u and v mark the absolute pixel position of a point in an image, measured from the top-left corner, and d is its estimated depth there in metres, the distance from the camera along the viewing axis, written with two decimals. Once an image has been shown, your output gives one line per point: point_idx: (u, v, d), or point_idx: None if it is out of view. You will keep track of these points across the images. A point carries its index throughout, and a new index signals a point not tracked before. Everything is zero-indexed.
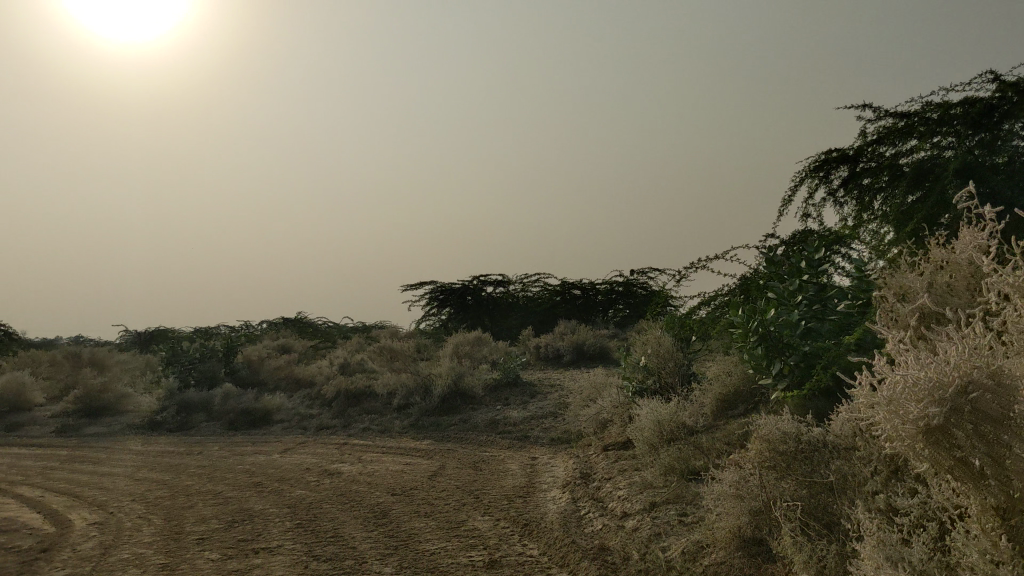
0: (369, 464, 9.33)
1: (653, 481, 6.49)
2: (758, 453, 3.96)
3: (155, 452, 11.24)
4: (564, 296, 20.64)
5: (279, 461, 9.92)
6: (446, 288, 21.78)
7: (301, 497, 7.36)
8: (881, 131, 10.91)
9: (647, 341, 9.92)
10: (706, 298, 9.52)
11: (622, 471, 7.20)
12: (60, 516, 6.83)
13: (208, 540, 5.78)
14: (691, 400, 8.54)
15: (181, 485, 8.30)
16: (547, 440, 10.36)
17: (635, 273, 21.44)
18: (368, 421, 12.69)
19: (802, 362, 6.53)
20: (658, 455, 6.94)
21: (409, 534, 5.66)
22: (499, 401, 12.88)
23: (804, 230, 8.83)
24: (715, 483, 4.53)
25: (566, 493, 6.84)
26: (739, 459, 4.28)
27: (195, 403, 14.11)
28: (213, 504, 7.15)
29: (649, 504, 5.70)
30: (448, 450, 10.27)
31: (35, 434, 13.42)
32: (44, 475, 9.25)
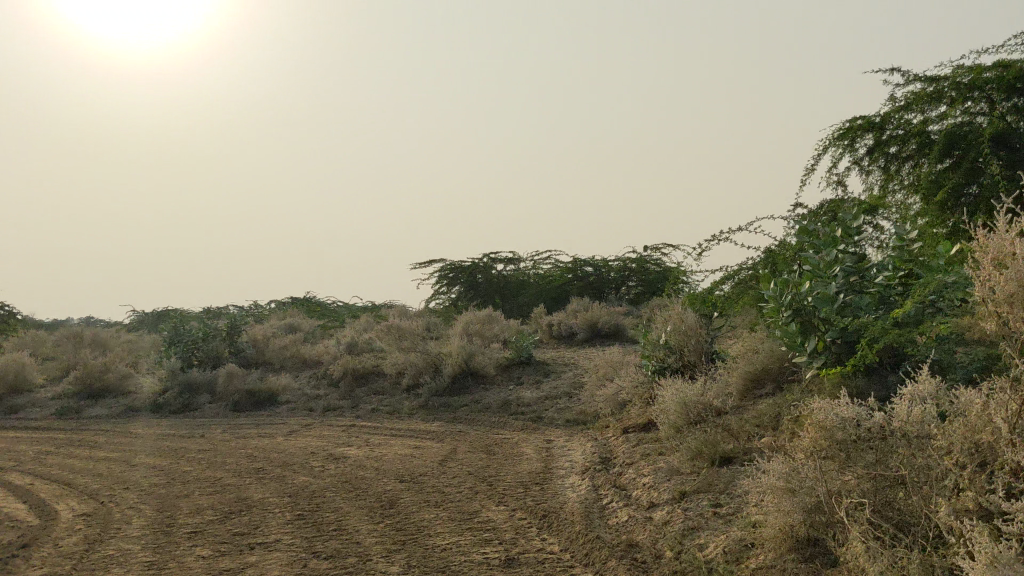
0: (376, 448, 8.91)
1: (681, 467, 6.05)
2: (811, 441, 3.50)
3: (156, 435, 10.84)
4: (576, 273, 20.15)
5: (284, 445, 9.50)
6: (456, 265, 21.34)
7: (303, 484, 6.92)
8: (909, 97, 10.36)
9: (667, 317, 9.41)
10: (729, 273, 9.04)
11: (645, 455, 6.74)
12: (47, 506, 6.42)
13: (202, 533, 5.35)
14: (717, 379, 8.05)
15: (179, 472, 7.88)
16: (563, 422, 9.92)
17: (649, 250, 20.93)
18: (376, 402, 12.29)
19: (841, 338, 6.05)
20: (685, 439, 6.49)
21: (419, 527, 5.22)
22: (512, 381, 12.46)
23: (834, 201, 8.33)
24: (757, 475, 4.07)
25: (586, 480, 6.40)
26: (787, 449, 3.83)
27: (198, 383, 13.71)
28: (209, 492, 6.72)
29: (678, 493, 5.22)
30: (459, 432, 9.82)
31: (33, 416, 13.05)
32: (37, 461, 8.86)
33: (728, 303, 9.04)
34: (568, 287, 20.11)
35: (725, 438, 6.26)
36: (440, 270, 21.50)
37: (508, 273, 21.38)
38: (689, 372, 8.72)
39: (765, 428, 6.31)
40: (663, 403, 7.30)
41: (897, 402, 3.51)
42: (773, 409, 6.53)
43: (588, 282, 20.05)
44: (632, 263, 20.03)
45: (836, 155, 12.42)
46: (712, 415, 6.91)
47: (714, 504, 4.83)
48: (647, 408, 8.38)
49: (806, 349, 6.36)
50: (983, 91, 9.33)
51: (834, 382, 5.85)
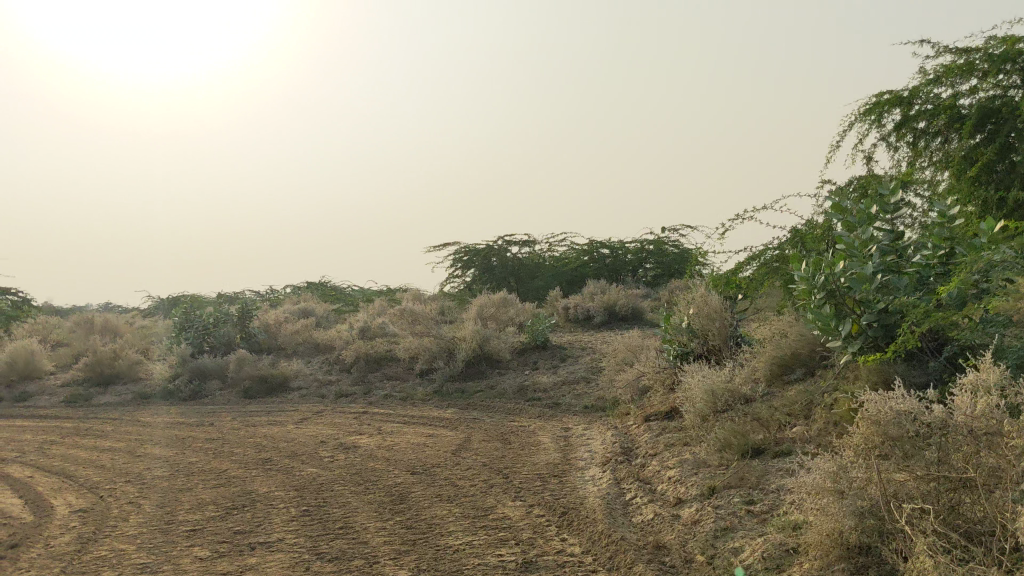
0: (389, 437, 8.61)
1: (710, 461, 5.72)
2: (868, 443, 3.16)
3: (165, 422, 10.58)
4: (593, 256, 19.79)
5: (293, 434, 9.21)
6: (471, 248, 21.01)
7: (311, 476, 6.62)
8: (939, 71, 9.92)
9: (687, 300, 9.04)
10: (755, 254, 8.71)
11: (669, 446, 6.41)
12: (43, 502, 6.14)
13: (201, 532, 5.06)
14: (743, 365, 7.71)
15: (183, 463, 7.60)
16: (581, 408, 9.60)
17: (667, 231, 20.52)
18: (389, 388, 12.00)
19: (877, 321, 5.73)
20: (712, 429, 6.16)
21: (431, 524, 4.91)
22: (528, 366, 12.14)
23: (865, 177, 7.94)
24: (800, 476, 3.73)
25: (607, 472, 6.07)
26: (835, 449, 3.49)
27: (209, 369, 13.45)
28: (212, 485, 6.43)
29: (707, 489, 4.88)
30: (474, 419, 9.52)
31: (42, 404, 12.82)
32: (40, 452, 8.59)
33: (755, 285, 8.72)
34: (584, 269, 19.75)
35: (756, 430, 5.94)
36: (455, 253, 21.18)
37: (524, 256, 21.04)
38: (714, 358, 8.32)
39: (799, 419, 5.99)
40: (689, 391, 6.95)
41: (959, 395, 3.18)
42: (806, 397, 6.22)
43: (604, 264, 19.67)
44: (649, 245, 19.63)
45: (862, 132, 11.99)
46: (741, 404, 6.56)
47: (746, 502, 4.51)
48: (669, 395, 8.05)
49: (840, 332, 6.03)
50: (1018, 63, 8.87)
51: (872, 369, 5.54)
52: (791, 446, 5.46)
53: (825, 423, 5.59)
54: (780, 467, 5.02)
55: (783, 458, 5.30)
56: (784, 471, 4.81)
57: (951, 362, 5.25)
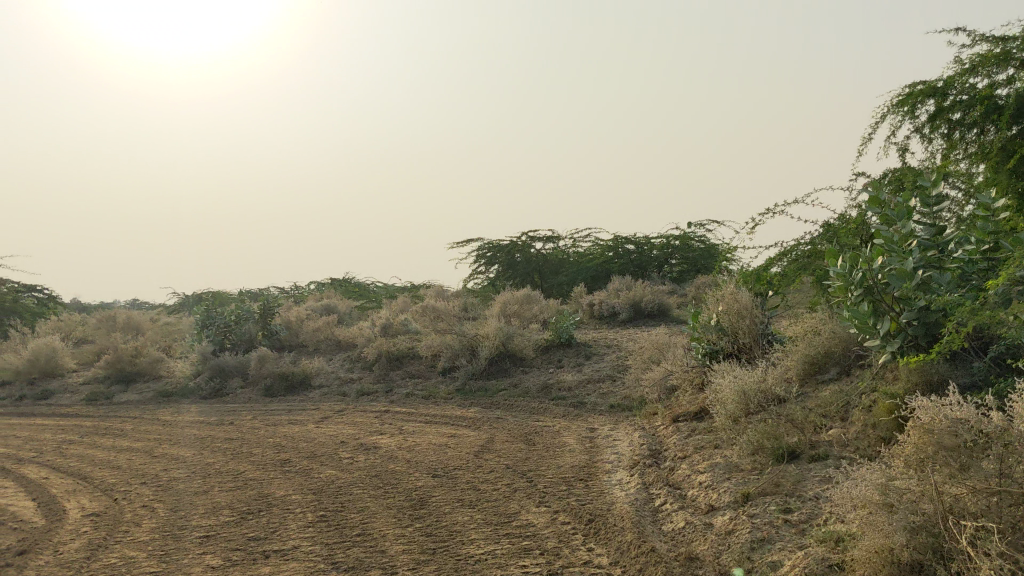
0: (410, 437, 8.43)
1: (743, 465, 5.50)
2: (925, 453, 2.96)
3: (184, 421, 10.47)
4: (618, 252, 19.51)
5: (313, 434, 9.05)
6: (495, 244, 20.80)
7: (329, 479, 6.44)
8: (975, 60, 9.58)
9: (714, 297, 8.81)
10: (784, 250, 8.49)
11: (699, 449, 6.19)
12: (56, 505, 6.00)
13: (215, 538, 4.89)
14: (775, 364, 7.47)
15: (201, 464, 7.45)
16: (607, 408, 9.38)
17: (692, 227, 20.20)
18: (411, 386, 11.84)
19: (918, 319, 5.48)
20: (744, 431, 5.93)
21: (451, 532, 4.71)
22: (552, 364, 11.93)
23: (901, 170, 7.68)
24: (847, 488, 3.51)
25: (635, 476, 5.85)
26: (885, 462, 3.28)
27: (230, 367, 13.33)
28: (229, 488, 6.27)
29: (741, 495, 4.66)
30: (497, 418, 9.32)
31: (63, 402, 12.75)
32: (58, 452, 8.48)
33: (786, 280, 8.50)
34: (609, 265, 19.48)
35: (791, 434, 5.71)
36: (478, 249, 20.99)
37: (547, 252, 20.82)
38: (743, 356, 8.07)
39: (835, 421, 5.76)
40: (720, 392, 6.73)
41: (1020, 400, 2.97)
42: (842, 398, 5.99)
43: (629, 260, 19.40)
44: (675, 240, 19.32)
45: (895, 124, 11.68)
46: (774, 405, 6.33)
47: (783, 511, 4.29)
48: (699, 395, 7.81)
49: (878, 331, 5.79)
50: None
51: (912, 370, 5.30)
52: (831, 453, 5.25)
53: (866, 429, 5.36)
54: (820, 475, 4.80)
55: (821, 465, 5.08)
56: (825, 482, 4.58)
57: (996, 363, 5.02)
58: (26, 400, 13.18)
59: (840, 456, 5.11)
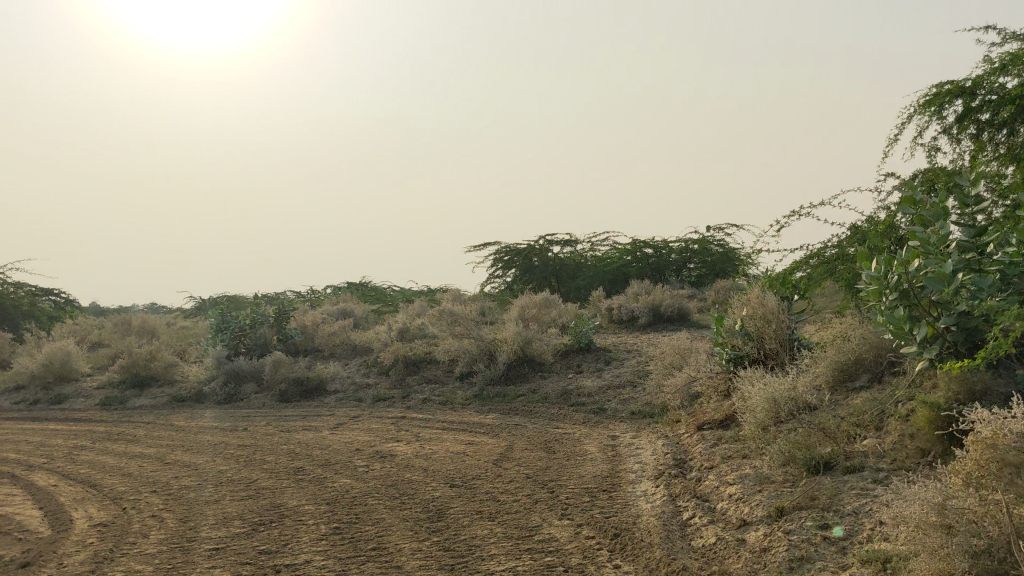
0: (427, 444, 8.22)
1: (774, 476, 5.28)
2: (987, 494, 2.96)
3: (199, 427, 10.30)
4: (636, 256, 19.27)
5: (328, 440, 8.87)
6: (512, 247, 20.61)
7: (343, 488, 6.24)
8: (1006, 58, 9.30)
9: (739, 300, 8.59)
10: (811, 252, 8.27)
11: (727, 459, 5.97)
12: (63, 514, 5.83)
13: (225, 551, 4.71)
14: (802, 370, 7.23)
15: (212, 472, 7.28)
16: (628, 415, 9.16)
17: (711, 230, 19.93)
18: (428, 391, 11.65)
19: (958, 325, 5.24)
20: (775, 441, 5.71)
21: (470, 546, 4.52)
22: (572, 369, 11.72)
23: (934, 168, 7.43)
24: (899, 507, 3.32)
25: (660, 488, 5.63)
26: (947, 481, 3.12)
27: (245, 372, 13.18)
28: (241, 498, 6.09)
29: (775, 510, 4.44)
30: (516, 425, 9.11)
31: (77, 407, 12.63)
32: (69, 458, 8.33)
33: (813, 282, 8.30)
34: (626, 269, 19.23)
35: (824, 444, 5.48)
36: (495, 252, 20.80)
37: (565, 256, 20.59)
38: (769, 363, 7.81)
39: (870, 431, 5.53)
40: (749, 400, 6.50)
41: None
42: (876, 406, 5.75)
43: (647, 264, 19.13)
44: (694, 244, 19.06)
45: (921, 124, 11.40)
46: (805, 413, 6.09)
47: (821, 526, 4.07)
48: (724, 402, 7.58)
49: (914, 337, 5.54)
50: None
51: (952, 377, 5.04)
52: (866, 464, 5.03)
53: (903, 439, 5.13)
54: (857, 487, 4.58)
55: (856, 478, 4.87)
56: (864, 498, 4.37)
57: None
58: (40, 404, 13.07)
59: (877, 468, 4.89)
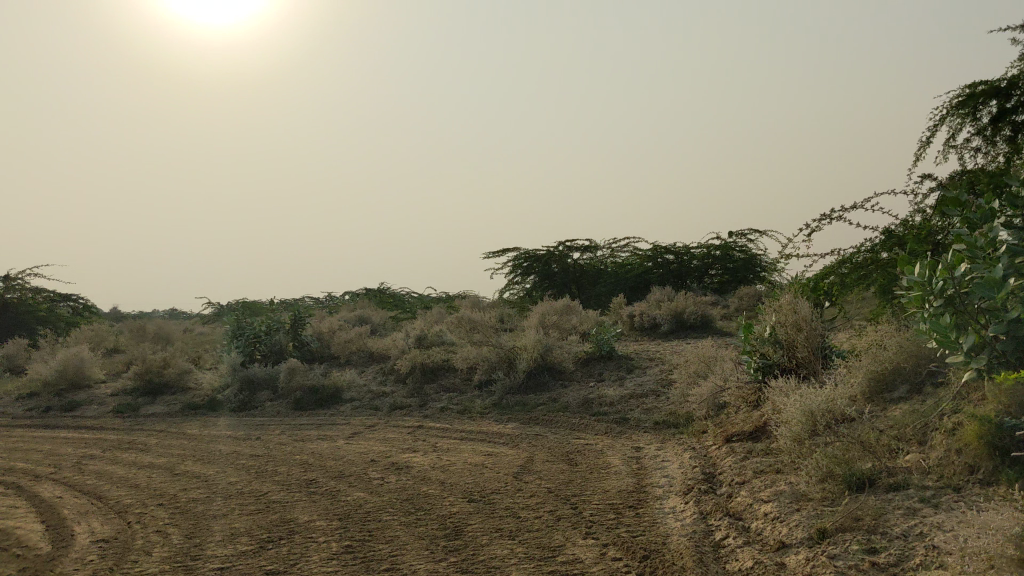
0: (444, 455, 7.94)
1: (811, 494, 4.98)
2: None
3: (212, 436, 10.08)
4: (657, 262, 18.93)
5: (342, 450, 8.61)
6: (530, 254, 20.34)
7: (356, 503, 5.97)
8: None
9: (767, 307, 8.29)
10: (843, 257, 8.01)
11: (760, 474, 5.66)
12: (64, 529, 5.59)
13: (230, 571, 4.46)
14: (835, 379, 6.93)
15: (222, 483, 7.03)
16: (651, 425, 8.86)
17: (734, 235, 19.56)
18: (446, 400, 11.38)
19: (1009, 333, 4.93)
20: (812, 455, 5.41)
21: (490, 567, 4.25)
22: (593, 377, 11.42)
23: (974, 170, 7.16)
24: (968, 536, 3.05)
25: (690, 504, 5.34)
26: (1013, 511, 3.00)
27: (260, 379, 12.95)
28: (250, 512, 5.83)
29: (816, 532, 4.14)
30: (536, 435, 8.83)
31: (90, 415, 12.42)
32: (76, 468, 8.10)
33: (846, 288, 8.02)
34: (647, 275, 18.92)
35: (863, 459, 5.18)
36: (515, 258, 20.54)
37: (585, 262, 20.30)
38: (800, 371, 7.50)
39: (913, 446, 5.22)
40: (782, 412, 6.19)
41: None
42: (919, 419, 5.44)
43: (668, 270, 18.79)
44: (716, 250, 18.68)
45: (953, 127, 11.04)
46: (842, 425, 5.79)
47: (868, 551, 3.78)
48: (753, 413, 7.26)
49: (960, 346, 5.22)
50: None
51: (1004, 389, 4.72)
52: (910, 481, 4.73)
53: (950, 454, 4.82)
54: (904, 509, 4.29)
55: (901, 496, 4.56)
56: (914, 520, 4.07)
57: None
58: (53, 411, 12.90)
59: (924, 487, 4.59)
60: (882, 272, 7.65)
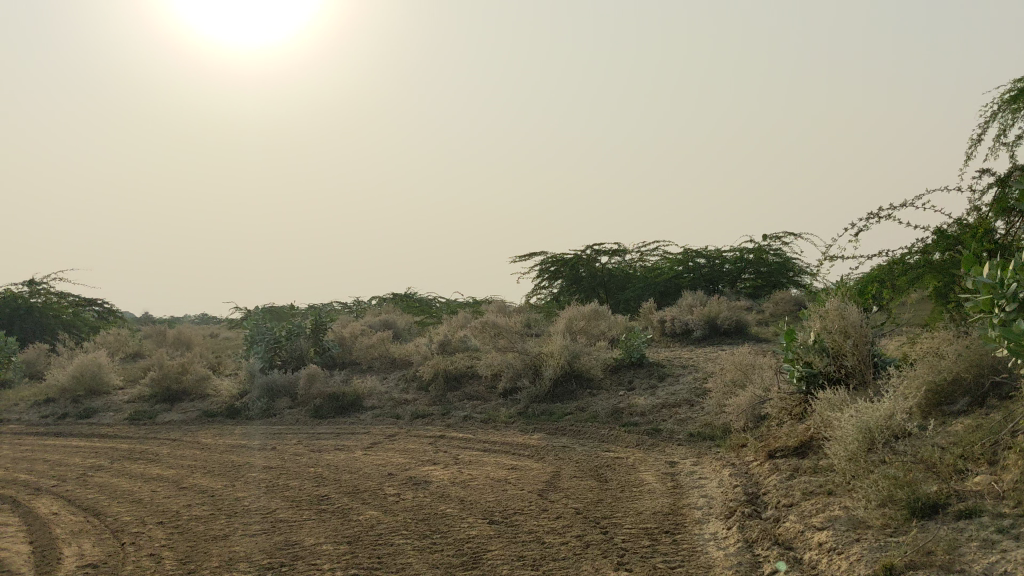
0: (465, 468, 7.47)
1: (871, 521, 4.46)
2: None
3: (226, 446, 9.68)
4: (688, 266, 18.38)
5: (358, 462, 8.16)
6: (558, 258, 19.88)
7: (369, 523, 5.51)
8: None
9: (810, 312, 7.76)
10: (892, 258, 7.51)
11: (810, 496, 5.15)
12: (53, 551, 5.18)
13: None
14: (888, 389, 6.40)
15: (228, 499, 6.59)
16: (685, 437, 8.35)
17: (768, 239, 18.96)
18: (470, 408, 10.92)
19: None
20: (869, 474, 4.89)
21: None
22: (622, 386, 10.91)
23: None
24: None
25: (734, 531, 4.85)
26: None
27: (280, 385, 12.55)
28: (253, 534, 5.39)
29: (881, 568, 3.67)
30: (563, 448, 8.34)
31: (105, 422, 12.08)
32: (80, 480, 7.71)
33: (896, 292, 7.48)
34: (677, 280, 18.39)
35: (927, 481, 4.65)
36: (542, 263, 20.06)
37: (613, 266, 19.79)
38: (847, 381, 6.98)
39: (982, 466, 4.69)
40: (832, 426, 5.67)
41: None
42: (987, 435, 4.91)
43: (700, 274, 18.25)
44: (749, 254, 18.07)
45: (1004, 123, 10.43)
46: (898, 442, 5.26)
47: None
48: (797, 426, 6.73)
49: None
50: None
51: None
52: (984, 506, 4.20)
53: None
54: (982, 541, 3.77)
55: (975, 524, 4.04)
56: (994, 555, 3.56)
57: None
58: (69, 418, 12.58)
59: (1002, 513, 4.06)
60: (936, 275, 7.13)
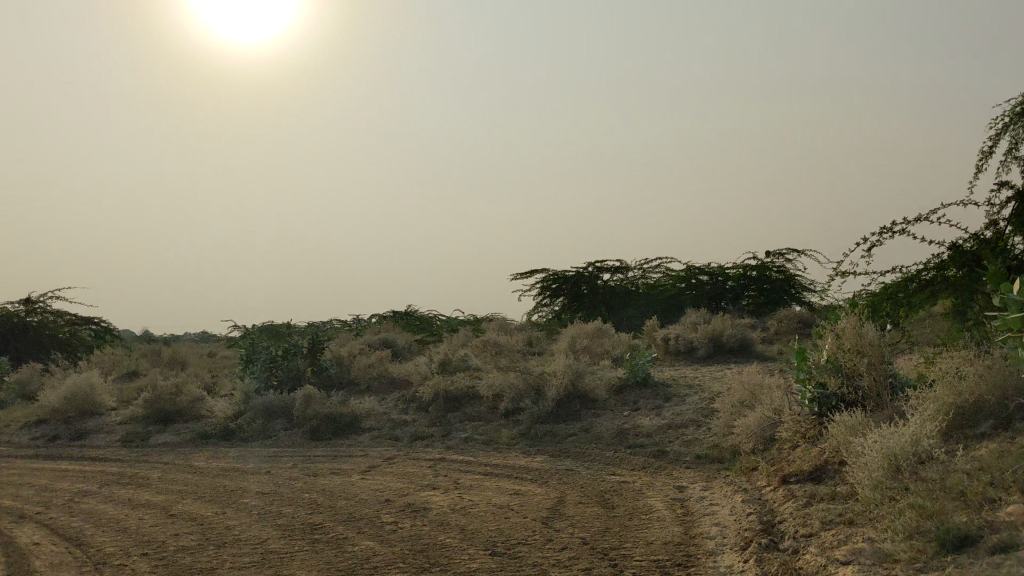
0: (466, 494, 7.18)
1: (897, 554, 4.18)
2: None
3: (219, 469, 9.39)
4: (690, 283, 18.14)
5: (355, 487, 7.88)
6: (559, 274, 19.65)
7: (364, 555, 5.23)
8: None
9: (822, 330, 7.49)
10: (906, 274, 7.26)
11: (829, 526, 4.88)
12: None
13: None
14: (908, 411, 6.12)
15: (218, 528, 6.29)
16: (693, 459, 8.06)
17: (772, 255, 18.71)
18: (470, 429, 10.64)
19: None
20: (893, 505, 4.61)
21: None
22: (626, 406, 10.63)
23: None
24: None
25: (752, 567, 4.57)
26: None
27: (275, 406, 12.26)
28: (242, 567, 5.11)
29: None
30: (567, 471, 8.06)
31: (97, 444, 11.80)
32: (66, 507, 7.42)
33: (912, 309, 7.22)
34: (680, 298, 18.19)
35: (957, 509, 4.36)
36: (543, 280, 19.85)
37: (615, 284, 19.54)
38: (863, 403, 6.71)
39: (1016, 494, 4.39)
40: (851, 452, 5.39)
41: None
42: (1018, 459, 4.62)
43: (702, 292, 18.03)
44: (752, 270, 17.80)
45: (1016, 136, 10.17)
46: (923, 466, 4.97)
47: None
48: (812, 450, 6.46)
49: None
50: None
51: None
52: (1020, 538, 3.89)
53: None
54: None
55: (1014, 556, 3.71)
56: None
57: None
58: (60, 440, 12.29)
59: None
60: (955, 293, 6.88)
